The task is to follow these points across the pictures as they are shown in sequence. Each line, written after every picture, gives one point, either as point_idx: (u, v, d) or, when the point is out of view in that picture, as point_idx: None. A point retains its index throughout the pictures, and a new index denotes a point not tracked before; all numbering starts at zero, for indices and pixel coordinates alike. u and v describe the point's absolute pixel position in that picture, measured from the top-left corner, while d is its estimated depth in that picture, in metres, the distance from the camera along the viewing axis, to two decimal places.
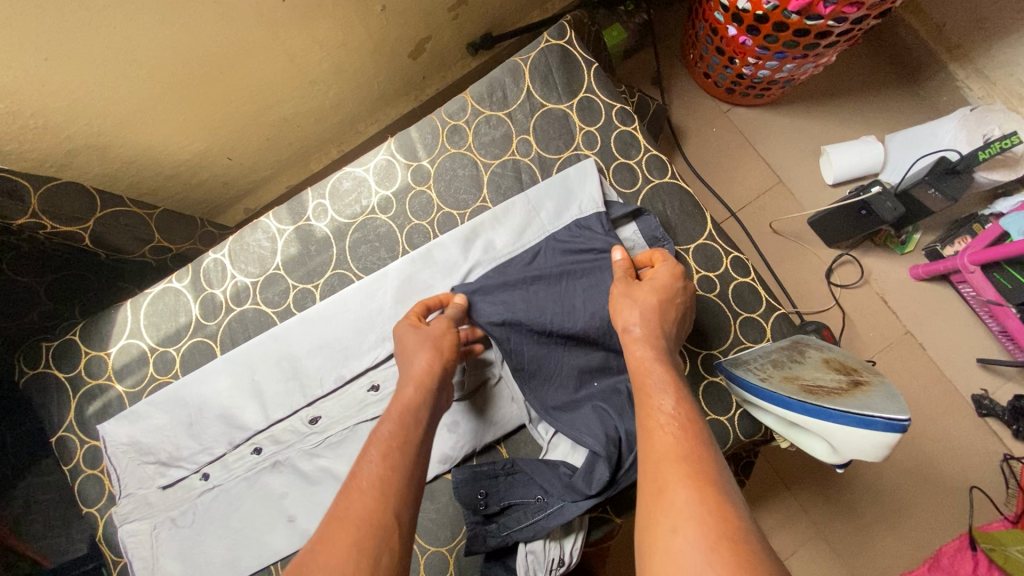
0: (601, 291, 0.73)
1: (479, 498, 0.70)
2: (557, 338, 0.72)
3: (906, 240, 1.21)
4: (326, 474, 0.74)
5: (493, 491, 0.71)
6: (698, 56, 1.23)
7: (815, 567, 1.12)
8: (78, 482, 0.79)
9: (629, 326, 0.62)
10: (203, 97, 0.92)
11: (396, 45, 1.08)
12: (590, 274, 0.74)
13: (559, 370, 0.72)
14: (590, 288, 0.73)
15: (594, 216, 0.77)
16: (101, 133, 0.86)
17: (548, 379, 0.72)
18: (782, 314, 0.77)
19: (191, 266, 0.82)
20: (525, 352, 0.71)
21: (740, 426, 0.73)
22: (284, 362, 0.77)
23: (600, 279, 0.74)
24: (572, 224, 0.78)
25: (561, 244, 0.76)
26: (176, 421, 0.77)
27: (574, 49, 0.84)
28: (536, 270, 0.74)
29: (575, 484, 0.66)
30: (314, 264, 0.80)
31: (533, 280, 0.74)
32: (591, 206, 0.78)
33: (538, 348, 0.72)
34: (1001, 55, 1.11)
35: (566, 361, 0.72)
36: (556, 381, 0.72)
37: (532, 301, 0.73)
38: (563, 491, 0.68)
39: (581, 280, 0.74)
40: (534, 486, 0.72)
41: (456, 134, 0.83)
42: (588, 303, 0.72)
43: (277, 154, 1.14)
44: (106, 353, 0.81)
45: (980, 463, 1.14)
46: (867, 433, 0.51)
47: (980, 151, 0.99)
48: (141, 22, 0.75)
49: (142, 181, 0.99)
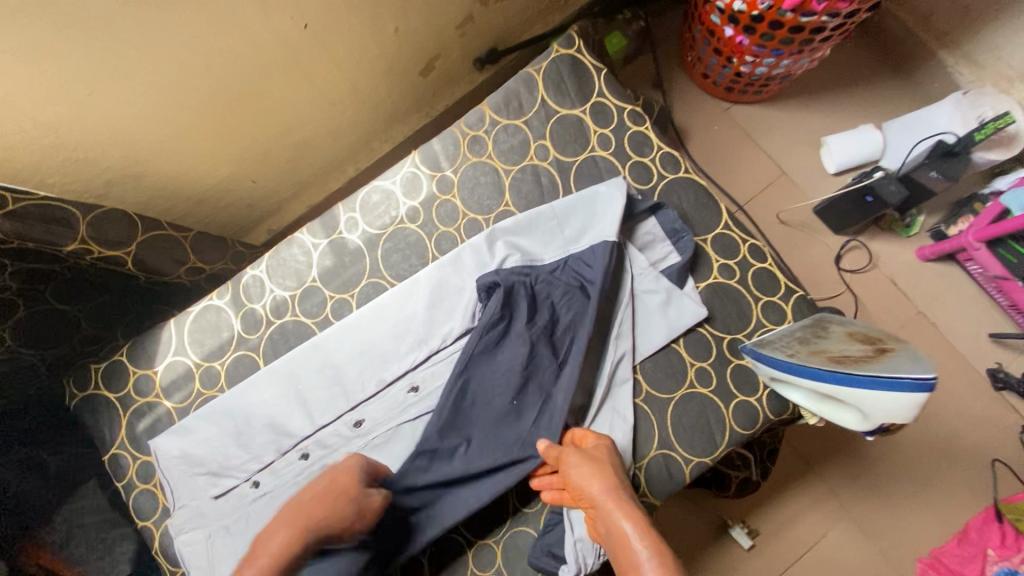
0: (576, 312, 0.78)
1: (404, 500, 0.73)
2: (512, 340, 0.77)
3: (911, 223, 1.24)
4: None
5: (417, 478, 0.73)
6: (696, 58, 1.28)
7: (846, 547, 1.14)
8: (133, 497, 0.82)
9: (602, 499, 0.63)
10: (229, 124, 0.96)
11: (408, 64, 1.12)
12: (575, 305, 0.79)
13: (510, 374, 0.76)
14: (568, 326, 0.78)
15: (602, 244, 0.79)
16: (137, 161, 0.91)
17: (490, 364, 0.77)
18: (802, 296, 0.80)
19: (231, 283, 0.85)
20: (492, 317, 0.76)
21: (768, 405, 0.76)
22: (326, 369, 0.80)
23: (577, 298, 0.79)
24: (590, 249, 0.80)
25: (573, 269, 0.80)
26: (224, 432, 0.80)
27: (583, 57, 0.89)
28: (548, 282, 0.79)
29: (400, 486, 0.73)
30: (348, 274, 0.84)
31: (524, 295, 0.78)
32: (607, 232, 0.80)
33: (510, 319, 0.77)
34: (989, 40, 1.16)
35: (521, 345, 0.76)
36: (498, 383, 0.76)
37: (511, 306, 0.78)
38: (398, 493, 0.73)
39: (565, 305, 0.79)
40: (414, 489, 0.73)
41: (477, 143, 0.87)
42: (564, 333, 0.78)
43: (298, 175, 1.18)
44: (154, 371, 0.84)
45: (1001, 437, 1.16)
46: (893, 395, 0.54)
47: (976, 132, 1.04)
48: (173, 54, 0.79)
49: (173, 207, 1.03)
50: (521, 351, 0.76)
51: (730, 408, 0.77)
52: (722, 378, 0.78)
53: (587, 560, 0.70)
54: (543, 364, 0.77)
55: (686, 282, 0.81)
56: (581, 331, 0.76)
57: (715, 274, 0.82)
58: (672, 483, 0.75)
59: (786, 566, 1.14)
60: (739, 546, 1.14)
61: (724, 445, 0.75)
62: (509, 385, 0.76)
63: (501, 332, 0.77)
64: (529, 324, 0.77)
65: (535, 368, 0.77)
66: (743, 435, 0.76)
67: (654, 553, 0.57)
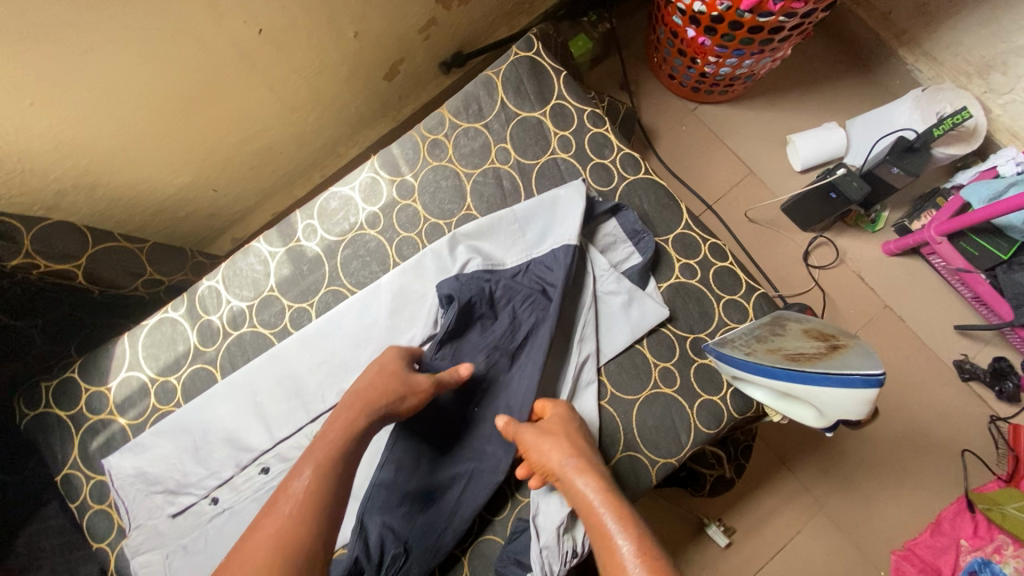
0: (535, 315, 0.78)
1: (391, 528, 0.70)
2: (472, 354, 0.76)
3: (876, 219, 1.25)
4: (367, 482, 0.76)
5: (400, 494, 0.72)
6: (662, 60, 1.29)
7: (822, 542, 1.14)
8: (87, 518, 0.78)
9: (564, 461, 0.63)
10: (185, 132, 0.94)
11: (371, 68, 1.11)
12: (536, 310, 0.78)
13: (472, 383, 0.76)
14: (529, 332, 0.77)
15: (563, 248, 0.78)
16: (87, 173, 0.88)
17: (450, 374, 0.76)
18: (763, 294, 0.81)
19: (186, 295, 0.83)
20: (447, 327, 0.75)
21: (732, 404, 0.76)
22: (285, 381, 0.78)
23: (538, 302, 0.78)
24: (550, 254, 0.80)
25: (531, 274, 0.80)
26: (182, 448, 0.77)
27: (542, 58, 0.88)
28: (508, 288, 0.79)
29: (385, 500, 0.71)
30: (307, 283, 0.83)
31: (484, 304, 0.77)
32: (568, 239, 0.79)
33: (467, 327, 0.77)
34: (945, 37, 1.18)
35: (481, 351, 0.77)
36: (458, 394, 0.76)
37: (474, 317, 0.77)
38: (378, 507, 0.71)
39: (526, 310, 0.78)
40: (397, 509, 0.71)
41: (437, 147, 0.86)
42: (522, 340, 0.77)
43: (261, 183, 1.16)
44: (107, 388, 0.81)
45: (970, 427, 1.18)
46: (846, 391, 0.54)
47: (935, 128, 1.05)
48: (120, 62, 0.77)
49: (131, 218, 1.01)
50: (480, 360, 0.76)
51: (694, 408, 0.76)
52: (687, 377, 0.78)
53: (552, 568, 0.69)
54: (507, 372, 0.76)
55: (648, 282, 0.81)
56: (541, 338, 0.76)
57: (677, 274, 0.82)
58: (639, 485, 0.75)
59: (763, 564, 1.14)
60: (716, 544, 1.14)
61: (689, 446, 0.75)
62: (470, 392, 0.76)
63: (459, 344, 0.77)
64: (488, 333, 0.77)
65: (494, 376, 0.77)
66: (708, 435, 0.76)
67: (610, 511, 0.57)
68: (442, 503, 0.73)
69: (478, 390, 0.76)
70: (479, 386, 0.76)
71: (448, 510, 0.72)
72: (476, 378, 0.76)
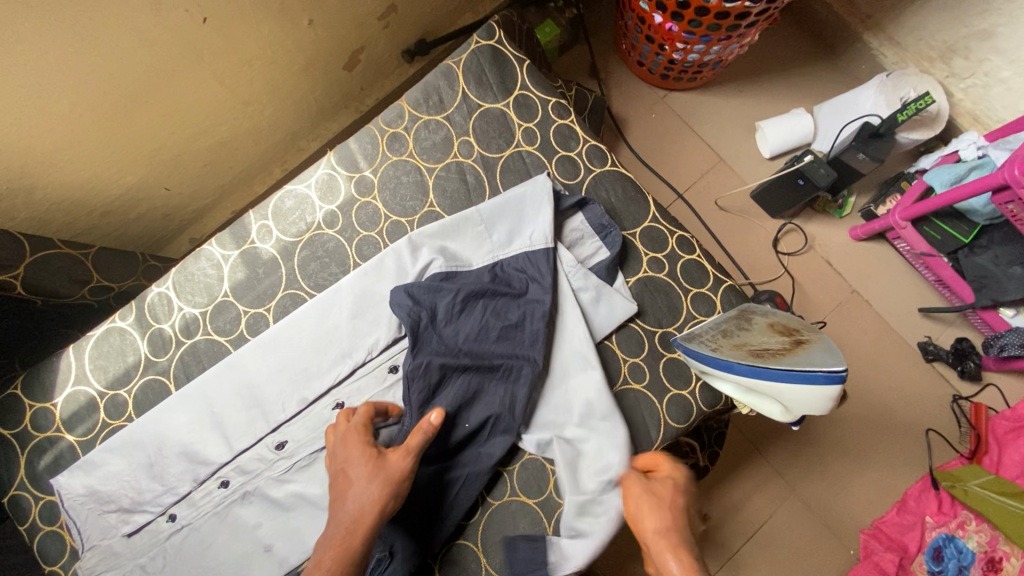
0: (511, 314, 0.75)
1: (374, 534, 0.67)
2: (443, 354, 0.72)
3: (843, 205, 1.27)
4: None
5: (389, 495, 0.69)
6: (631, 46, 1.26)
7: (793, 525, 1.16)
8: (37, 540, 0.74)
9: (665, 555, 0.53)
10: (130, 129, 0.89)
11: (329, 58, 1.06)
12: (515, 308, 0.75)
13: (464, 385, 0.72)
14: (507, 334, 0.75)
15: (541, 251, 0.77)
16: (23, 175, 0.82)
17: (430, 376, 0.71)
18: (730, 286, 0.80)
19: (135, 303, 0.79)
20: (420, 324, 0.72)
21: (701, 398, 0.76)
22: (242, 390, 0.75)
23: (511, 301, 0.76)
24: (521, 255, 0.78)
25: (508, 273, 0.78)
26: (135, 464, 0.74)
27: (504, 47, 0.85)
28: (478, 282, 0.76)
29: None
30: (263, 287, 0.79)
31: (465, 308, 0.74)
32: (541, 238, 0.78)
33: (445, 324, 0.74)
34: (908, 22, 1.18)
35: (460, 346, 0.73)
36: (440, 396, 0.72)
37: (447, 322, 0.74)
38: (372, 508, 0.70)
39: (504, 307, 0.75)
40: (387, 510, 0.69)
41: (396, 141, 0.83)
42: (502, 345, 0.74)
43: (218, 179, 1.11)
44: (52, 404, 0.77)
45: (933, 406, 1.20)
46: (811, 388, 0.54)
47: (899, 113, 1.04)
48: (50, 55, 0.71)
49: (75, 223, 0.95)
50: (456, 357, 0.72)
51: (663, 403, 0.76)
52: (656, 373, 0.77)
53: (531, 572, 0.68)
54: (494, 379, 0.73)
55: (616, 277, 0.79)
56: (527, 342, 0.74)
57: (645, 268, 0.81)
58: None
59: (737, 548, 1.15)
60: None
61: (659, 441, 0.74)
62: (451, 392, 0.72)
63: (427, 335, 0.73)
64: (459, 328, 0.74)
65: (478, 372, 0.73)
66: (677, 429, 0.75)
67: None
68: (435, 503, 0.71)
69: (462, 387, 0.72)
70: (462, 385, 0.72)
71: (444, 508, 0.71)
72: (460, 376, 0.72)
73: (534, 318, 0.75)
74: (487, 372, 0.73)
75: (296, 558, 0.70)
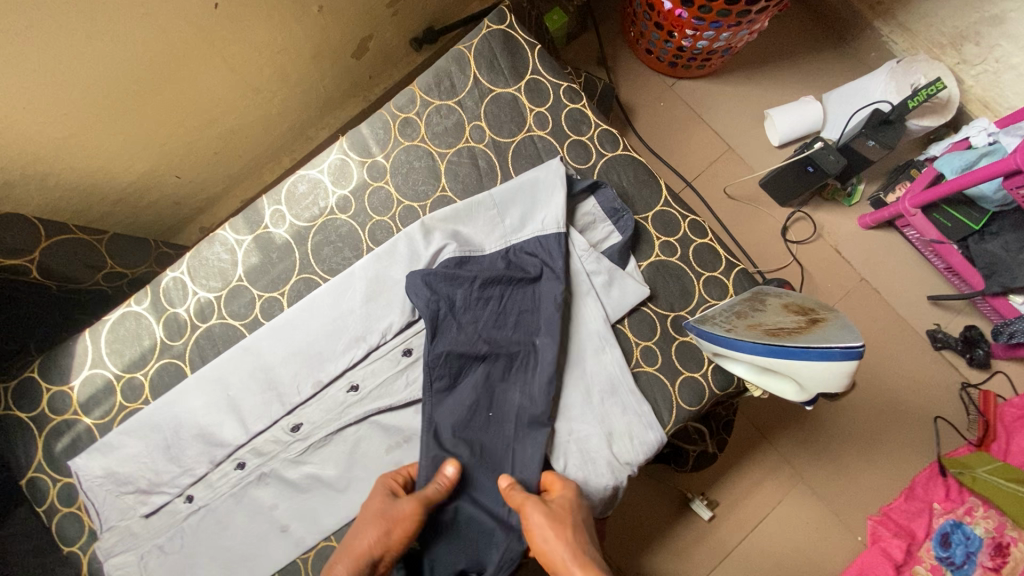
0: (528, 301, 0.76)
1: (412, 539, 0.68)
2: (462, 341, 0.73)
3: (852, 192, 1.26)
4: (354, 481, 0.73)
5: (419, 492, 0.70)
6: (639, 34, 1.26)
7: (802, 512, 1.17)
8: (55, 522, 0.75)
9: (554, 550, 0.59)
10: (142, 116, 0.89)
11: (338, 46, 1.06)
12: (531, 294, 0.76)
13: (484, 373, 0.73)
14: (524, 320, 0.75)
15: (553, 236, 0.78)
16: (38, 161, 0.82)
17: (450, 365, 0.72)
18: (742, 270, 0.81)
19: (150, 288, 0.80)
20: (438, 313, 0.72)
21: (713, 380, 0.76)
22: (258, 372, 0.76)
23: (525, 290, 0.76)
24: (534, 239, 0.78)
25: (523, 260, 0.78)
26: (152, 446, 0.74)
27: (515, 32, 0.85)
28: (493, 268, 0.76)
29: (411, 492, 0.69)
30: (277, 271, 0.80)
31: (483, 298, 0.74)
32: (552, 223, 0.78)
33: (463, 313, 0.74)
34: (919, 8, 1.17)
35: (479, 335, 0.73)
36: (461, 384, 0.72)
37: (465, 309, 0.74)
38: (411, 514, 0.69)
39: (520, 295, 0.76)
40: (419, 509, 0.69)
41: (408, 126, 0.83)
42: (520, 331, 0.75)
43: (228, 167, 1.11)
44: (69, 387, 0.78)
45: (942, 394, 1.21)
46: (826, 363, 0.55)
47: (910, 100, 1.03)
48: (64, 41, 0.71)
49: (88, 210, 0.95)
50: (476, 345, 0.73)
51: (676, 386, 0.76)
52: (668, 356, 0.77)
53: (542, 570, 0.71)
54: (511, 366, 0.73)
55: (628, 261, 0.79)
56: (543, 327, 0.74)
57: (657, 252, 0.81)
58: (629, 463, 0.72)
59: (745, 534, 1.16)
60: (701, 518, 1.16)
61: (671, 424, 0.75)
62: (472, 380, 0.73)
63: (445, 324, 0.73)
64: (476, 316, 0.74)
65: (496, 360, 0.74)
66: (688, 412, 0.76)
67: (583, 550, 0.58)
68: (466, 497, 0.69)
69: (482, 374, 0.73)
70: (483, 374, 0.73)
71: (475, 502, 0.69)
72: (480, 364, 0.73)
73: (550, 302, 0.74)
74: (507, 360, 0.73)
75: (312, 539, 0.72)
